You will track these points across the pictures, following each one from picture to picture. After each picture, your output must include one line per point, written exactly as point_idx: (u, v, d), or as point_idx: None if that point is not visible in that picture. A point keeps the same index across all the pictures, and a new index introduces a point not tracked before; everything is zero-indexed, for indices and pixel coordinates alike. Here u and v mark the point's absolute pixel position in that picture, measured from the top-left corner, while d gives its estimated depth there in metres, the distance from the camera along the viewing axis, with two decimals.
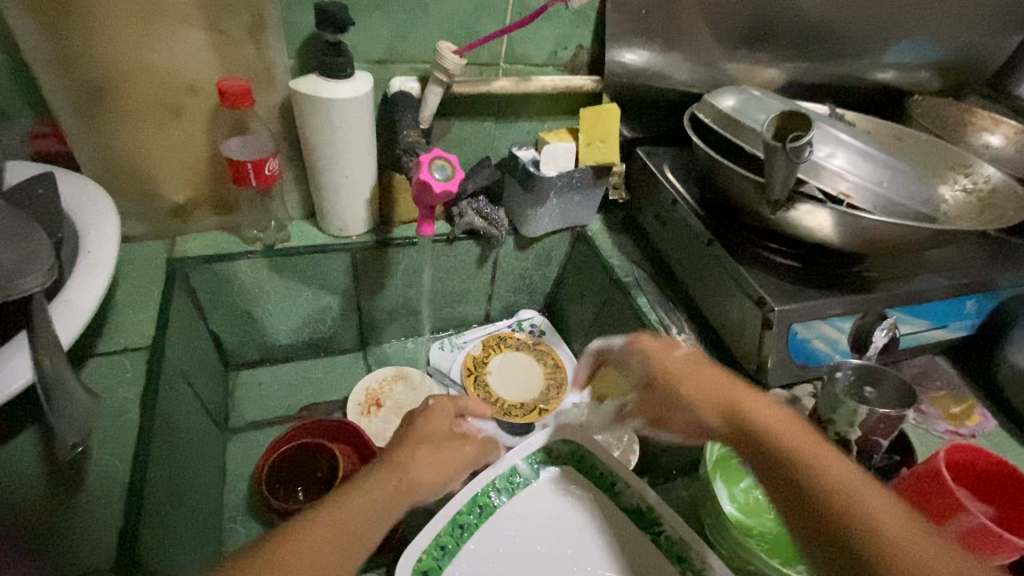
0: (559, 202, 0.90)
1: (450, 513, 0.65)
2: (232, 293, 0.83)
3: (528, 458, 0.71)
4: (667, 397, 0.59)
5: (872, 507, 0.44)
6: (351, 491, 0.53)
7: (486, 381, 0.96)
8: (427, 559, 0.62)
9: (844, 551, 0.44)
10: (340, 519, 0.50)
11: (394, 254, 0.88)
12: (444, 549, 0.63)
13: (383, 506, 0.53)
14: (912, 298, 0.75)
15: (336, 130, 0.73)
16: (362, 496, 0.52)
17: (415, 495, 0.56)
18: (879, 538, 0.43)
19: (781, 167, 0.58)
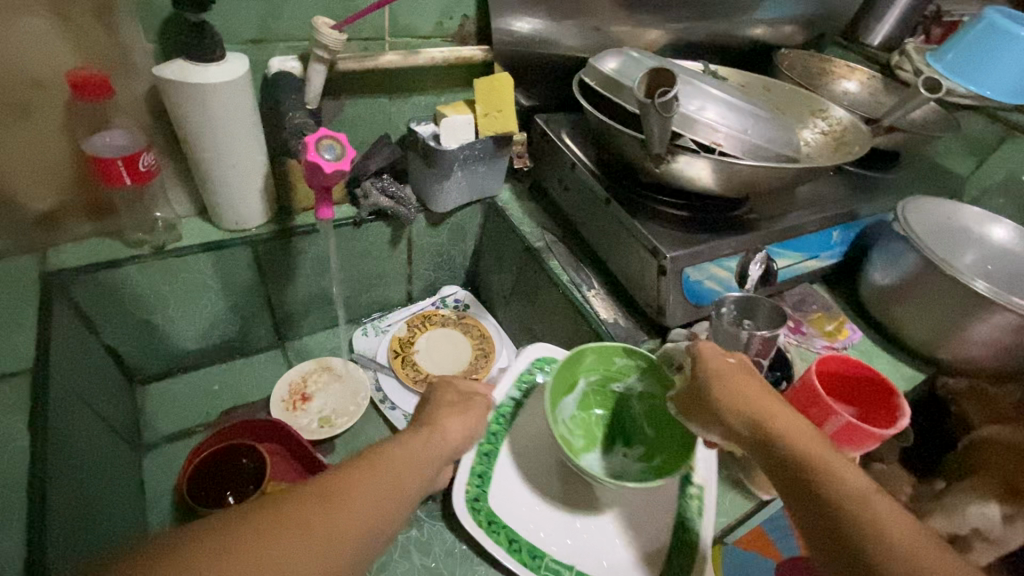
0: (464, 174, 0.91)
1: (475, 445, 0.66)
2: (124, 302, 0.77)
3: (517, 382, 0.73)
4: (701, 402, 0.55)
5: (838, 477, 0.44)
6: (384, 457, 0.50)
7: (415, 360, 0.96)
8: (474, 489, 0.64)
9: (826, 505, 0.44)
10: (377, 483, 0.47)
11: (300, 242, 0.86)
12: (482, 477, 0.65)
13: (422, 463, 0.52)
14: (783, 234, 0.84)
15: (214, 118, 0.69)
16: (393, 466, 0.49)
17: (443, 457, 0.55)
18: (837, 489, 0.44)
19: (656, 122, 0.62)
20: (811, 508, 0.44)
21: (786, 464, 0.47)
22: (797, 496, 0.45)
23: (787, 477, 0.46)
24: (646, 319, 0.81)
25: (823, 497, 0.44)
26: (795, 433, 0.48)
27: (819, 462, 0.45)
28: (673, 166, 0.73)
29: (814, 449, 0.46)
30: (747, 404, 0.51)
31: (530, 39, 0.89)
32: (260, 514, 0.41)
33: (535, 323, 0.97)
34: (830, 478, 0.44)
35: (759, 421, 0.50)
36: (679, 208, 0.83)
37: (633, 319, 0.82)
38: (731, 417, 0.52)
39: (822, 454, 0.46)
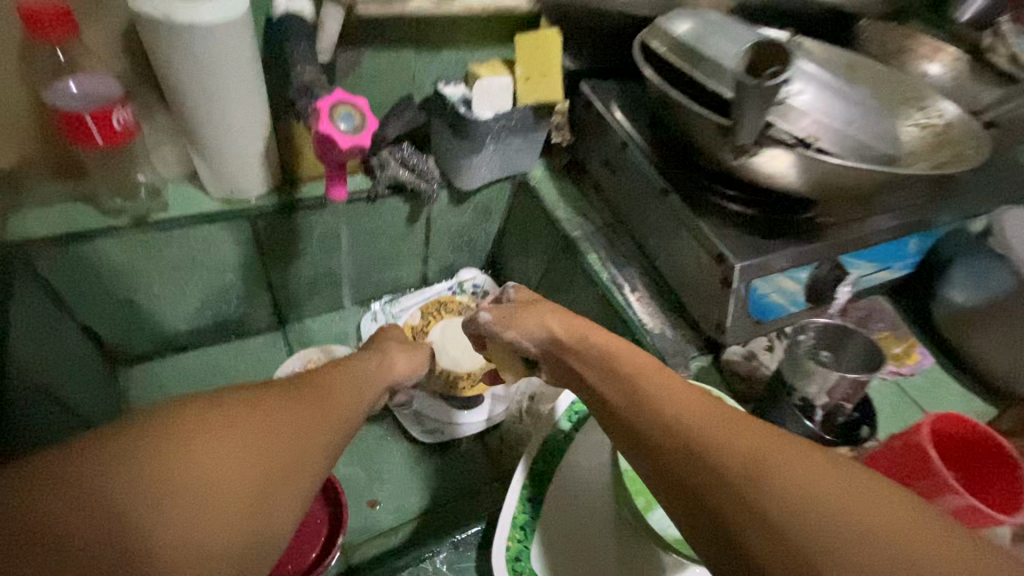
0: (497, 148, 0.79)
1: (516, 492, 0.55)
2: (102, 278, 0.67)
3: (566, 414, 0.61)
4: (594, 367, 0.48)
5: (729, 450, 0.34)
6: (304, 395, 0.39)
7: None
8: (515, 545, 0.53)
9: (707, 508, 0.33)
10: (312, 406, 0.38)
11: (305, 217, 0.74)
12: (525, 529, 0.54)
13: (361, 393, 0.45)
14: (862, 243, 0.73)
15: (207, 67, 0.57)
16: (332, 395, 0.41)
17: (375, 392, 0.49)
18: (729, 474, 0.33)
19: (753, 106, 0.50)
20: (714, 486, 0.33)
21: (670, 457, 0.36)
22: (687, 484, 0.34)
23: (680, 466, 0.35)
24: (700, 332, 0.71)
25: (722, 470, 0.33)
26: (683, 409, 0.38)
27: (712, 432, 0.35)
28: (755, 160, 0.61)
29: (709, 419, 0.37)
30: (626, 392, 0.43)
31: None
32: (201, 416, 0.32)
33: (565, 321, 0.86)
34: (728, 446, 0.34)
35: (635, 406, 0.41)
36: (747, 205, 0.71)
37: (682, 330, 0.72)
38: (612, 413, 0.43)
39: (717, 421, 0.36)
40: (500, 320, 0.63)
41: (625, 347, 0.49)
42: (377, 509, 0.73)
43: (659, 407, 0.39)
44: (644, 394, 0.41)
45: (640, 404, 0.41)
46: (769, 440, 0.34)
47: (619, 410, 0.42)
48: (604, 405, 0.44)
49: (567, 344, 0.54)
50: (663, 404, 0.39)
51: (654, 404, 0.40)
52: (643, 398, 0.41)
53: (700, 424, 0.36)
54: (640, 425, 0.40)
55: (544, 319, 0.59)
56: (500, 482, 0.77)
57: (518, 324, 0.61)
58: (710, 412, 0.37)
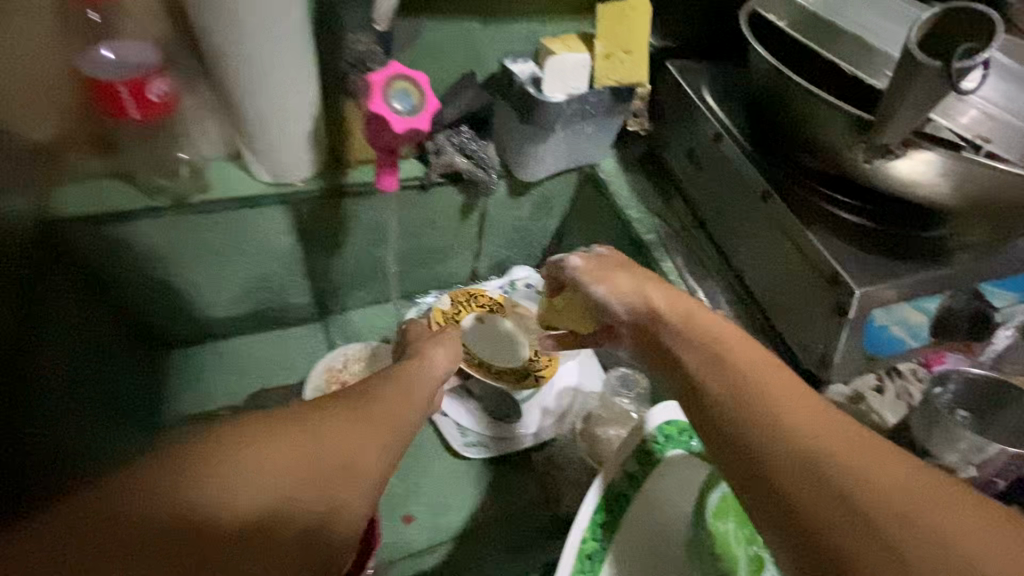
0: (565, 136, 0.69)
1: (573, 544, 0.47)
2: (140, 259, 0.63)
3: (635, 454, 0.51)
4: (702, 351, 0.42)
5: (867, 481, 0.32)
6: (358, 399, 0.38)
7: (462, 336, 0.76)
8: None
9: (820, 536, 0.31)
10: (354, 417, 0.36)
11: (352, 204, 0.68)
12: None
13: (413, 393, 0.42)
14: (1009, 268, 0.59)
15: (253, 33, 0.51)
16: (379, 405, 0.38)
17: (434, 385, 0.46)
18: (860, 505, 0.31)
19: (912, 100, 0.38)
20: (847, 523, 0.31)
21: (791, 479, 0.33)
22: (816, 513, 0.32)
23: (813, 507, 0.32)
24: (795, 364, 0.60)
25: (868, 516, 0.31)
26: (810, 428, 0.35)
27: (848, 460, 0.33)
28: (890, 164, 0.50)
29: (845, 447, 0.34)
30: (739, 396, 0.38)
31: None
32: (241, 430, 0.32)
33: None
34: (869, 480, 0.32)
35: (754, 417, 0.37)
36: (866, 216, 0.60)
37: (774, 360, 0.61)
38: (721, 421, 0.38)
39: (851, 450, 0.33)
40: (591, 272, 0.53)
41: (737, 339, 0.42)
42: (412, 526, 0.67)
43: (786, 427, 0.35)
44: (767, 409, 0.37)
45: (755, 416, 0.37)
46: (908, 476, 0.32)
47: (726, 418, 0.38)
48: (708, 413, 0.39)
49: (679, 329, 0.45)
50: (787, 422, 0.36)
51: (780, 419, 0.36)
52: (763, 411, 0.37)
53: (837, 453, 0.33)
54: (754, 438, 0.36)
55: (644, 287, 0.49)
56: (547, 508, 0.69)
57: (614, 282, 0.51)
58: (843, 435, 0.34)
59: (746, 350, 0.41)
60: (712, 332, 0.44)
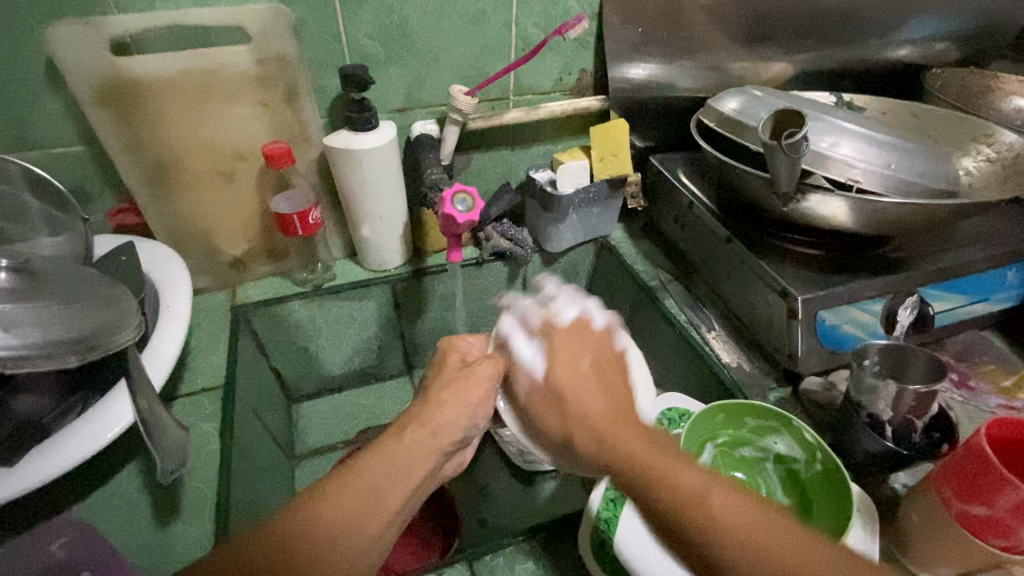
0: (579, 217, 0.95)
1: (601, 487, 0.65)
2: (290, 329, 0.91)
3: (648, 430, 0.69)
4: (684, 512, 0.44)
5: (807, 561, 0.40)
6: (384, 453, 0.52)
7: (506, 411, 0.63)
8: (601, 531, 0.62)
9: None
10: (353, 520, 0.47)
11: (430, 280, 0.95)
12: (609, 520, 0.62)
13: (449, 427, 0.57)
14: (941, 275, 0.75)
15: (369, 176, 0.81)
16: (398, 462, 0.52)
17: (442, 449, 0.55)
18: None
19: (782, 164, 0.61)
20: None
21: (729, 554, 0.41)
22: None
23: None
24: (774, 365, 0.77)
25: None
26: (718, 524, 0.42)
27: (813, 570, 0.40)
28: (802, 206, 0.70)
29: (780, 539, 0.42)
30: (642, 476, 0.46)
31: (646, 84, 0.93)
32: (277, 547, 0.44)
33: (649, 362, 0.95)
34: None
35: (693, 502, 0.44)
36: (813, 246, 0.78)
37: (759, 364, 0.78)
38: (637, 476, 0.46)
39: (758, 530, 0.42)
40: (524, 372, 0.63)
41: (610, 424, 0.51)
42: (487, 526, 0.84)
43: (719, 523, 0.42)
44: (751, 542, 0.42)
45: (676, 511, 0.43)
46: (799, 549, 0.41)
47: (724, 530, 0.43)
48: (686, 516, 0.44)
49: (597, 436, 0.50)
50: (718, 516, 0.42)
51: (708, 510, 0.43)
52: (681, 503, 0.43)
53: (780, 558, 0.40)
54: (731, 546, 0.41)
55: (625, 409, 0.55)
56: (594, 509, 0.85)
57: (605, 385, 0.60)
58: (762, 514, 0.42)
59: (612, 430, 0.50)
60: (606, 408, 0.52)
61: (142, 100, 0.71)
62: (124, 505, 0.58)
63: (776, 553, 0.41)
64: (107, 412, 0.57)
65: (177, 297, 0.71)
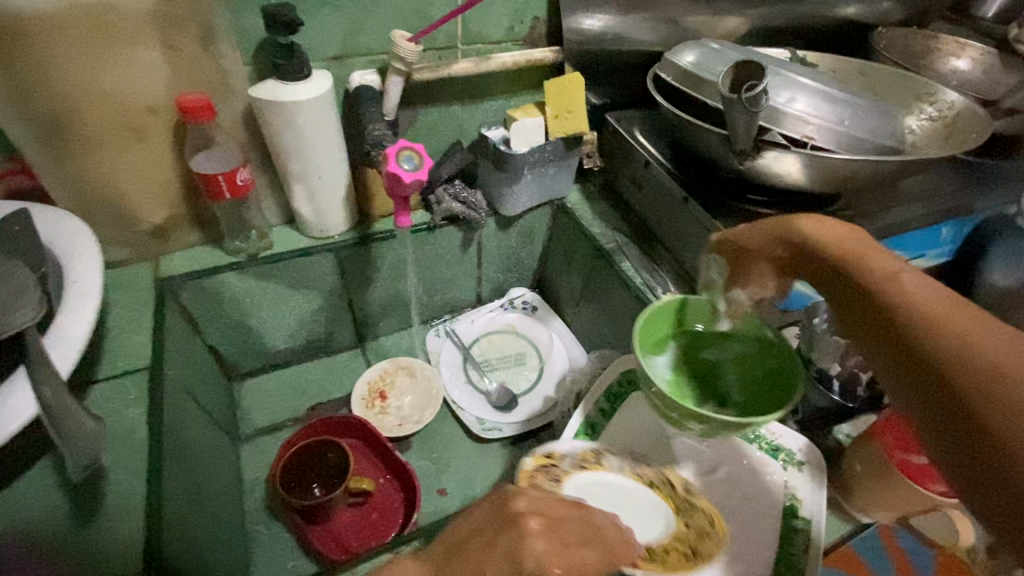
0: (533, 177, 0.91)
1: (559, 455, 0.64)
2: (225, 304, 0.84)
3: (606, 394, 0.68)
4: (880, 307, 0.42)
5: (914, 300, 0.41)
6: None
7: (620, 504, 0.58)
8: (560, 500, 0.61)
9: (943, 380, 0.36)
10: None
11: (378, 247, 0.89)
12: None
13: None
14: (886, 232, 0.77)
15: (303, 133, 0.73)
16: None
17: None
18: (956, 340, 0.36)
19: (742, 118, 0.59)
20: (945, 349, 0.37)
21: (923, 341, 0.38)
22: (913, 389, 0.38)
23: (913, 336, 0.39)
24: None
25: (920, 350, 0.38)
26: (890, 301, 0.42)
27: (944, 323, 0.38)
28: (759, 163, 0.69)
29: (935, 310, 0.39)
30: (865, 278, 0.45)
31: (601, 35, 0.88)
32: None
33: (606, 325, 0.94)
34: (953, 335, 0.37)
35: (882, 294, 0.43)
36: (767, 205, 0.78)
37: None
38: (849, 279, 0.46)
39: (946, 311, 0.39)
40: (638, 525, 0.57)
41: (859, 246, 0.48)
42: (446, 497, 0.83)
43: (898, 300, 0.41)
44: (908, 316, 0.40)
45: (876, 296, 0.43)
46: (1000, 336, 0.35)
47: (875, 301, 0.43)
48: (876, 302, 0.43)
49: (827, 253, 0.49)
50: (900, 292, 0.42)
51: (896, 289, 0.42)
52: (876, 287, 0.44)
53: (958, 335, 0.37)
54: (920, 332, 0.39)
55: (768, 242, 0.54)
56: None
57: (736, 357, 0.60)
58: (943, 302, 0.40)
59: (867, 257, 0.47)
60: (843, 240, 0.49)
61: (23, 39, 0.60)
62: (35, 505, 0.52)
63: (953, 324, 0.37)
64: (4, 405, 0.49)
65: (85, 270, 0.62)
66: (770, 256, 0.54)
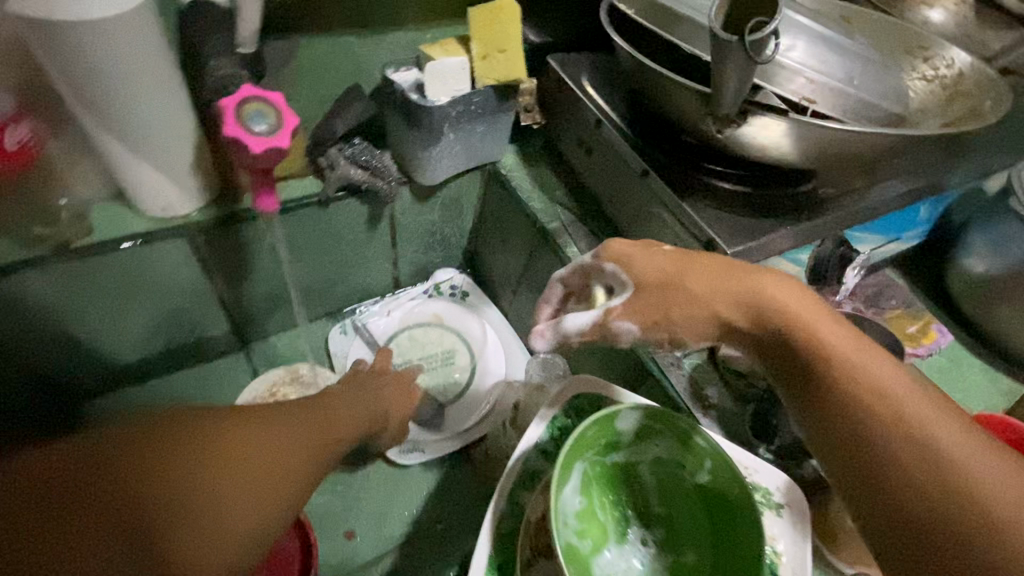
0: (457, 137, 0.71)
1: (490, 520, 0.48)
2: (29, 312, 0.61)
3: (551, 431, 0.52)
4: (859, 407, 0.39)
5: (899, 404, 0.38)
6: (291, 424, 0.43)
7: None
8: None
9: (939, 513, 0.34)
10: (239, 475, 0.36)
11: (252, 230, 0.68)
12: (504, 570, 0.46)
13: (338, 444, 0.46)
14: (869, 214, 0.66)
15: (106, 71, 0.50)
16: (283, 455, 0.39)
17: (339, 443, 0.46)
18: (954, 464, 0.35)
19: (735, 71, 0.42)
20: (943, 474, 0.35)
21: (916, 457, 0.36)
22: (899, 515, 0.36)
23: (901, 449, 0.37)
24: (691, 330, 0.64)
25: (919, 471, 0.36)
26: (908, 452, 0.36)
27: (936, 438, 0.36)
28: (739, 132, 0.53)
29: (920, 415, 0.38)
30: (854, 383, 0.40)
31: None
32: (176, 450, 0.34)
33: None
34: (949, 457, 0.35)
35: (862, 388, 0.39)
36: (740, 181, 0.63)
37: None
38: (815, 362, 0.41)
39: (924, 417, 0.38)
40: None
41: (870, 358, 0.41)
42: (356, 540, 0.69)
43: (879, 400, 0.39)
44: (900, 422, 0.37)
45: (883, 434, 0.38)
46: (996, 472, 0.35)
47: (854, 399, 0.39)
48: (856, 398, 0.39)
49: (802, 330, 0.42)
50: (877, 390, 0.39)
51: (873, 385, 0.39)
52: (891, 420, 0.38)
53: (950, 458, 0.36)
54: (909, 446, 0.37)
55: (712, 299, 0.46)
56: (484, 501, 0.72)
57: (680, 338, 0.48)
58: (922, 404, 0.38)
59: (832, 333, 0.42)
60: (851, 344, 0.41)
61: None
62: None
63: (942, 445, 0.36)
64: None
65: None
66: (725, 318, 0.46)
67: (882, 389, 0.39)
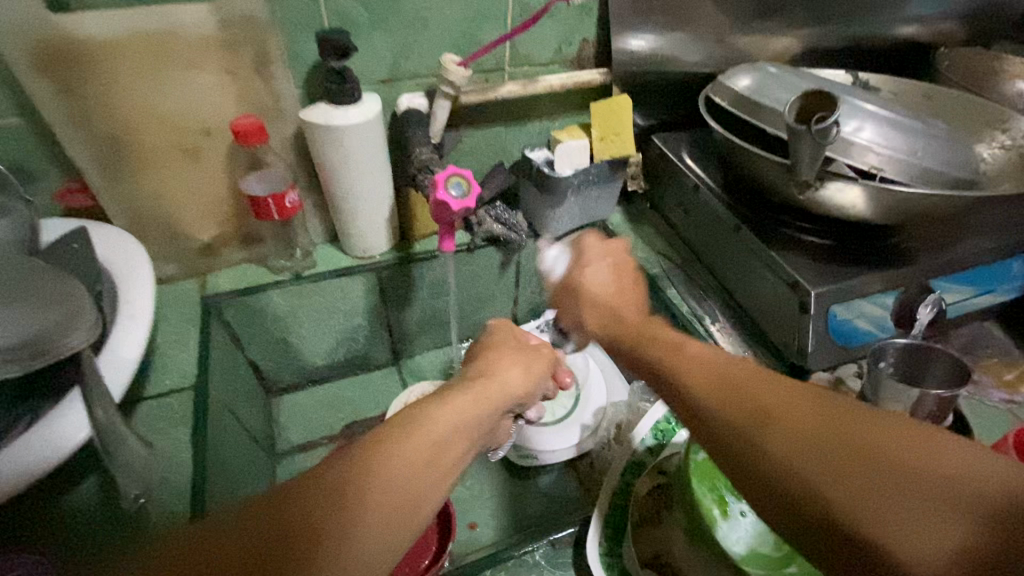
0: (578, 199, 0.89)
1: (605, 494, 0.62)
2: (266, 321, 0.84)
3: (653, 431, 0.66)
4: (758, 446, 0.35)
5: (777, 438, 0.35)
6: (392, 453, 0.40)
7: None
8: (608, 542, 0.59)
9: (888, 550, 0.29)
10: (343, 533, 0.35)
11: (420, 267, 0.89)
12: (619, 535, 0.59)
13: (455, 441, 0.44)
14: (956, 266, 0.72)
15: (350, 156, 0.74)
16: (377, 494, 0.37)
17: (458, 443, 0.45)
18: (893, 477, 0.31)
19: (807, 147, 0.56)
20: (884, 493, 0.31)
21: (812, 490, 0.32)
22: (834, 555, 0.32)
23: (813, 478, 0.32)
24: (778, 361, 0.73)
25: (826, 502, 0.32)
26: (835, 471, 0.32)
27: (860, 461, 0.32)
28: (819, 193, 0.65)
29: (809, 434, 0.34)
30: (763, 408, 0.36)
31: (650, 57, 0.87)
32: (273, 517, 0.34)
33: None
34: (857, 478, 0.31)
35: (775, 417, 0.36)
36: (822, 235, 0.74)
37: (766, 358, 0.74)
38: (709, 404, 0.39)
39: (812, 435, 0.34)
40: None
41: (766, 392, 0.37)
42: (478, 528, 0.81)
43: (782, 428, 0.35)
44: (774, 449, 0.34)
45: (827, 489, 0.32)
46: (949, 477, 0.30)
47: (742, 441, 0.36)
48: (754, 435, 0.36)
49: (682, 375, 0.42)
50: (778, 420, 0.35)
51: (772, 417, 0.36)
52: (843, 472, 0.32)
53: (872, 486, 0.31)
54: (800, 482, 0.33)
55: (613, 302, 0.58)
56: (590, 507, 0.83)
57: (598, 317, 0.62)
58: (842, 420, 0.34)
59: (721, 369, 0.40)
60: (740, 402, 0.37)
61: (92, 74, 0.64)
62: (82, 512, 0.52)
63: (866, 455, 0.32)
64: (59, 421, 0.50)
65: (139, 288, 0.63)
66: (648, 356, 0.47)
67: (774, 419, 0.36)
